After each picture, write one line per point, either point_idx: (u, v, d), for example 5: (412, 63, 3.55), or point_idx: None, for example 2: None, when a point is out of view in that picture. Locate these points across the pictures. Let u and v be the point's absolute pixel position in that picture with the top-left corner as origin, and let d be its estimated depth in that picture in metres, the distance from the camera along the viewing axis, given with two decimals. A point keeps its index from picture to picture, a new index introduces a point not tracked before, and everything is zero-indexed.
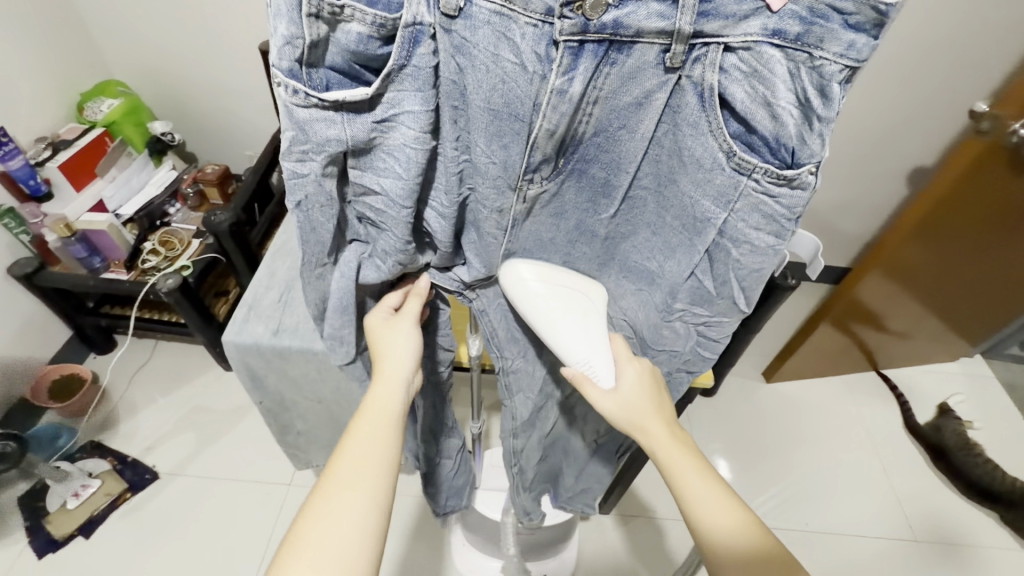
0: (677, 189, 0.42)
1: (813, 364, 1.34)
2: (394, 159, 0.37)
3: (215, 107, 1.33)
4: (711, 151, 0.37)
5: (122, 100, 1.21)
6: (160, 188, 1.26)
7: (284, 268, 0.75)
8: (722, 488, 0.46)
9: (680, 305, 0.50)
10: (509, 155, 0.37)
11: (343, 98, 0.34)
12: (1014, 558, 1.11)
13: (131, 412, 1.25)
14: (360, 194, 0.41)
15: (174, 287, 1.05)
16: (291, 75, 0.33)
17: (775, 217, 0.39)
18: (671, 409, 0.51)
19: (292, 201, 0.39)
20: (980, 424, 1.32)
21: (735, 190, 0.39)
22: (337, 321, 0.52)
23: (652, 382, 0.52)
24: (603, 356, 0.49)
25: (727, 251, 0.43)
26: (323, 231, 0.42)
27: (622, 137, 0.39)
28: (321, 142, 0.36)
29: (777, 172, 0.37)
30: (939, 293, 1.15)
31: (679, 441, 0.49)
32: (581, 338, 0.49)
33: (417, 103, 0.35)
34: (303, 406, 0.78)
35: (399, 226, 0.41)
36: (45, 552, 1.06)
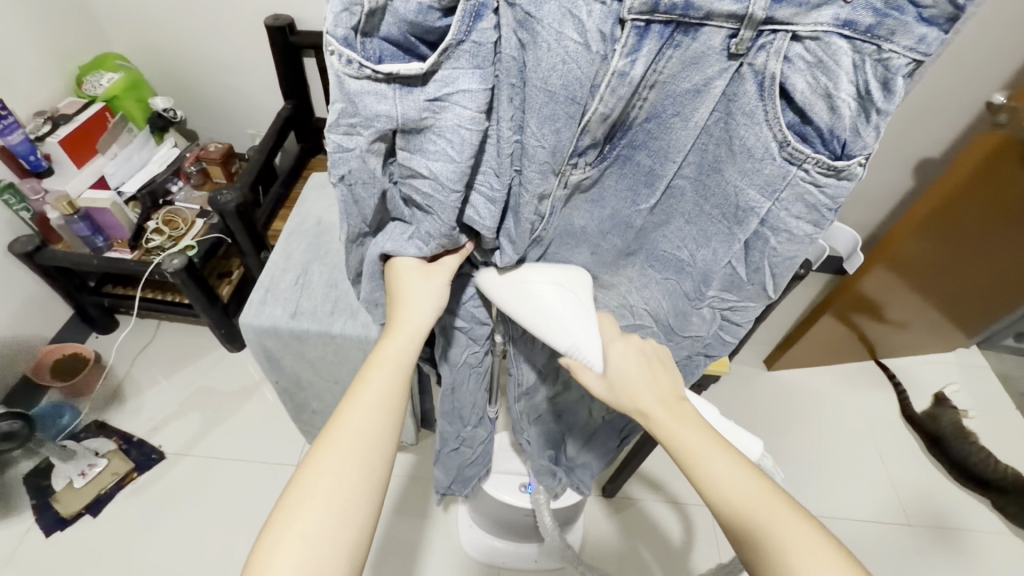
0: (722, 177, 0.41)
1: (814, 353, 1.36)
2: (445, 141, 0.37)
3: (218, 84, 1.30)
4: (764, 141, 0.37)
5: (123, 75, 1.17)
6: (162, 166, 1.24)
7: (300, 251, 0.74)
8: (730, 456, 0.46)
9: (710, 292, 0.51)
10: (560, 139, 0.37)
11: (398, 71, 0.34)
12: (1003, 542, 1.15)
13: (135, 392, 1.25)
14: (408, 175, 0.41)
15: (180, 267, 1.04)
16: (346, 43, 0.34)
17: (817, 208, 0.40)
18: (673, 387, 0.51)
19: (336, 173, 0.41)
20: (975, 413, 1.36)
21: (782, 180, 0.39)
22: (376, 287, 0.54)
23: (644, 361, 0.52)
24: (591, 340, 0.50)
25: (765, 240, 0.44)
26: (365, 205, 0.44)
27: (674, 124, 0.39)
28: (370, 117, 0.37)
29: (828, 163, 0.37)
30: (940, 286, 1.17)
31: (679, 417, 0.48)
32: (566, 321, 0.50)
33: (474, 80, 0.35)
34: (318, 388, 0.78)
35: (448, 210, 0.41)
36: (53, 530, 1.06)
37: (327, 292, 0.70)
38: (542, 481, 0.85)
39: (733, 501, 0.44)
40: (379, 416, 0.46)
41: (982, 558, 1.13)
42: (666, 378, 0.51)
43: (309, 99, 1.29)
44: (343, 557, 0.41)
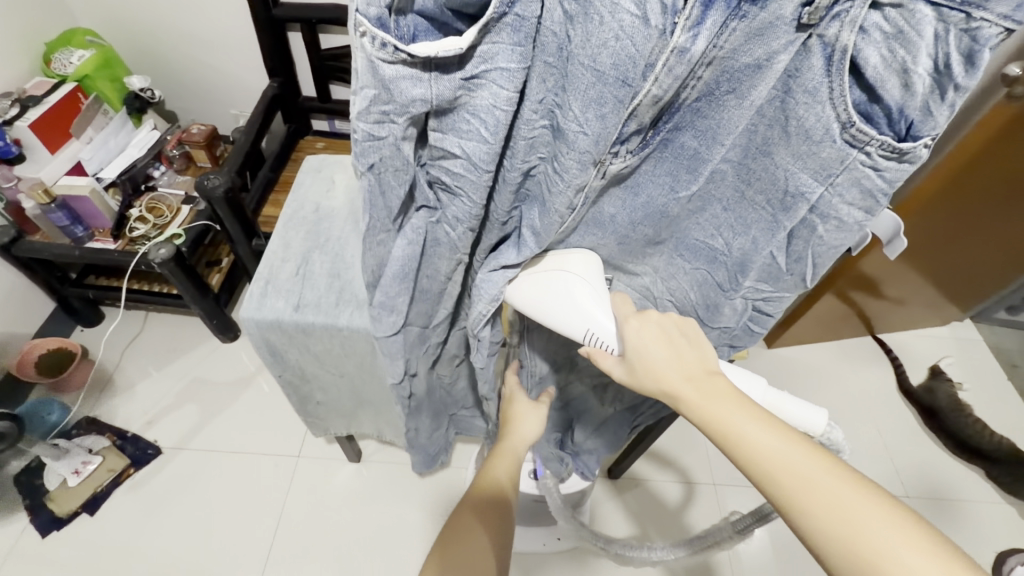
0: (773, 159, 0.44)
1: (814, 331, 1.37)
2: (478, 120, 0.38)
3: (196, 61, 1.22)
4: (826, 121, 0.39)
5: (94, 52, 1.10)
6: (143, 150, 1.17)
7: (298, 239, 0.70)
8: (774, 428, 0.43)
9: (746, 283, 0.55)
10: (605, 126, 0.36)
11: (434, 53, 0.33)
12: (996, 509, 1.18)
13: (126, 386, 1.21)
14: (438, 156, 0.43)
15: (168, 257, 0.99)
16: (378, 23, 0.33)
17: (873, 192, 0.43)
18: (699, 360, 0.47)
19: (366, 162, 0.42)
20: (968, 385, 1.38)
21: (839, 163, 0.41)
22: (397, 292, 0.56)
23: (662, 335, 0.48)
24: (606, 323, 0.51)
25: (813, 229, 0.47)
26: (392, 194, 0.46)
27: (728, 101, 0.39)
28: (405, 103, 0.37)
29: (892, 144, 0.39)
30: (937, 261, 1.18)
31: (710, 394, 0.45)
32: (574, 311, 0.52)
33: (513, 58, 0.35)
34: (324, 381, 0.75)
35: (478, 189, 0.44)
36: (49, 530, 1.03)
37: (331, 282, 0.67)
38: (550, 466, 0.86)
39: (789, 488, 0.40)
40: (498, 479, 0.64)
41: (975, 525, 1.16)
42: (691, 352, 0.48)
43: (295, 77, 1.23)
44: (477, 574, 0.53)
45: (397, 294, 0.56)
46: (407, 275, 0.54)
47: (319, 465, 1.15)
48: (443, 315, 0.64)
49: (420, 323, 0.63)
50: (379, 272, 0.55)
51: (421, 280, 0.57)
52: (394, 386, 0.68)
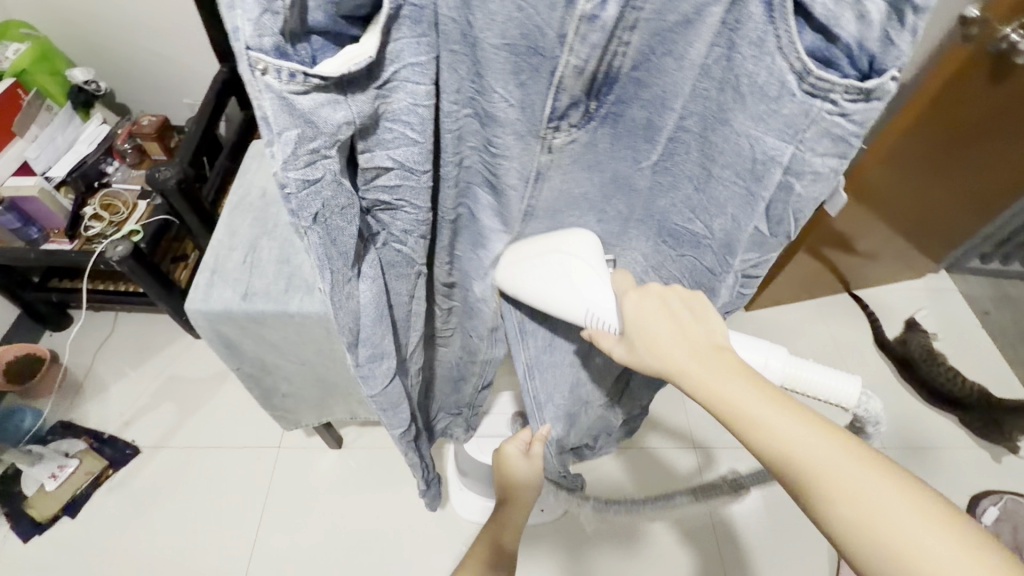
0: (731, 127, 0.42)
1: (788, 292, 1.37)
2: (402, 124, 0.38)
3: (140, 49, 1.17)
4: (779, 73, 0.37)
5: (30, 44, 1.05)
6: (92, 146, 1.13)
7: (246, 227, 0.68)
8: (789, 404, 0.40)
9: (737, 261, 0.52)
10: (526, 94, 0.40)
11: (346, 69, 0.32)
12: (969, 454, 1.21)
13: (99, 388, 1.20)
14: (372, 177, 0.42)
15: (126, 254, 0.96)
16: (278, 54, 0.30)
17: (846, 137, 0.39)
18: (704, 329, 0.45)
19: (309, 214, 0.38)
20: (942, 335, 1.40)
21: (804, 118, 0.39)
22: (381, 332, 0.51)
23: (662, 306, 0.47)
24: (607, 305, 0.52)
25: (791, 188, 0.43)
26: (346, 237, 0.42)
27: (668, 63, 0.40)
28: (333, 132, 0.35)
29: (858, 85, 0.36)
30: (905, 210, 1.17)
31: (720, 369, 0.42)
32: (569, 293, 0.54)
33: (421, 51, 0.35)
34: (288, 371, 0.74)
35: (420, 192, 0.44)
36: (31, 535, 1.03)
37: (280, 270, 0.65)
38: None
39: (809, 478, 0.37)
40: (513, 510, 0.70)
41: (950, 471, 1.19)
42: (699, 327, 0.45)
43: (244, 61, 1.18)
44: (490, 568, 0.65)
45: (383, 336, 0.52)
46: (385, 313, 0.51)
47: (301, 453, 1.15)
48: (416, 343, 0.63)
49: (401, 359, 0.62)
50: (358, 330, 0.50)
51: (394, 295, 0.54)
52: (400, 435, 0.67)
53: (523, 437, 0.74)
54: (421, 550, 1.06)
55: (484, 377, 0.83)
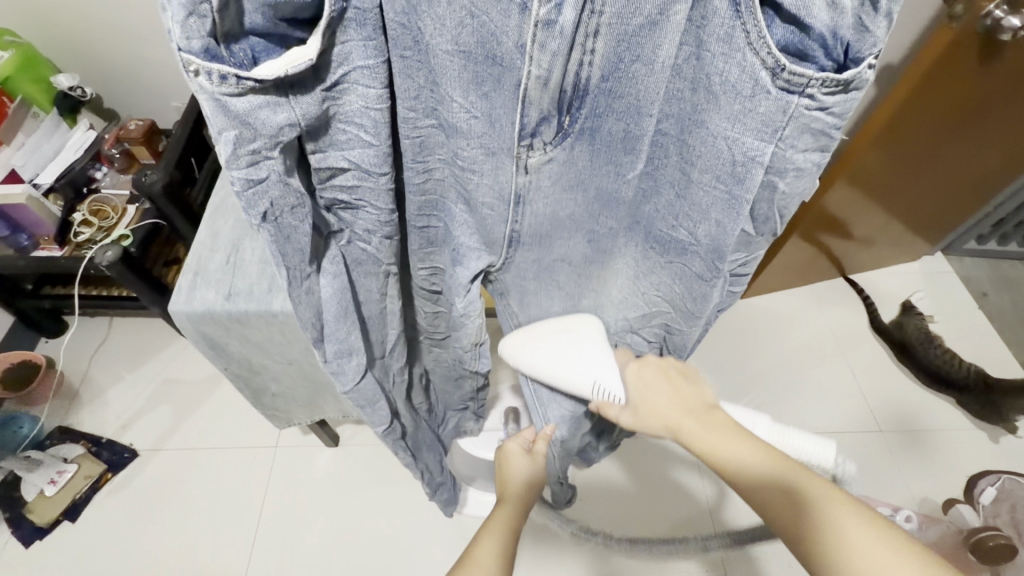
0: (707, 128, 0.42)
1: (782, 278, 1.36)
2: (355, 126, 0.39)
3: (121, 52, 1.14)
4: (751, 69, 0.37)
5: (12, 52, 1.03)
6: (78, 152, 1.12)
7: (228, 228, 0.68)
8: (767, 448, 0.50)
9: (727, 263, 0.52)
10: (491, 106, 0.40)
11: (285, 70, 0.32)
12: (968, 436, 1.21)
13: (96, 393, 1.20)
14: (327, 177, 0.42)
15: (116, 259, 0.94)
16: (209, 56, 0.30)
17: (825, 130, 0.41)
18: (698, 397, 0.57)
19: (257, 213, 0.38)
20: (939, 317, 1.39)
21: (782, 115, 0.39)
22: (348, 330, 0.52)
23: (663, 375, 0.60)
24: (610, 377, 0.62)
25: (774, 187, 0.45)
26: (300, 235, 0.42)
27: (638, 69, 0.39)
28: (274, 133, 0.35)
29: (833, 78, 0.37)
30: (900, 195, 1.17)
31: (708, 422, 0.54)
32: (583, 364, 0.63)
33: (368, 55, 0.35)
34: (275, 370, 0.75)
35: (379, 193, 0.44)
36: (32, 540, 1.04)
37: (262, 269, 0.65)
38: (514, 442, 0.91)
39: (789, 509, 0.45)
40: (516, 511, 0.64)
41: (948, 452, 1.19)
42: (691, 392, 0.58)
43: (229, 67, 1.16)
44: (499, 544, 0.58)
45: (348, 334, 0.53)
46: (349, 310, 0.51)
47: (298, 451, 1.16)
48: (395, 338, 0.63)
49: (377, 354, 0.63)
50: (321, 324, 0.51)
51: (360, 294, 0.54)
52: (382, 431, 0.70)
53: (525, 436, 0.76)
54: (418, 545, 1.07)
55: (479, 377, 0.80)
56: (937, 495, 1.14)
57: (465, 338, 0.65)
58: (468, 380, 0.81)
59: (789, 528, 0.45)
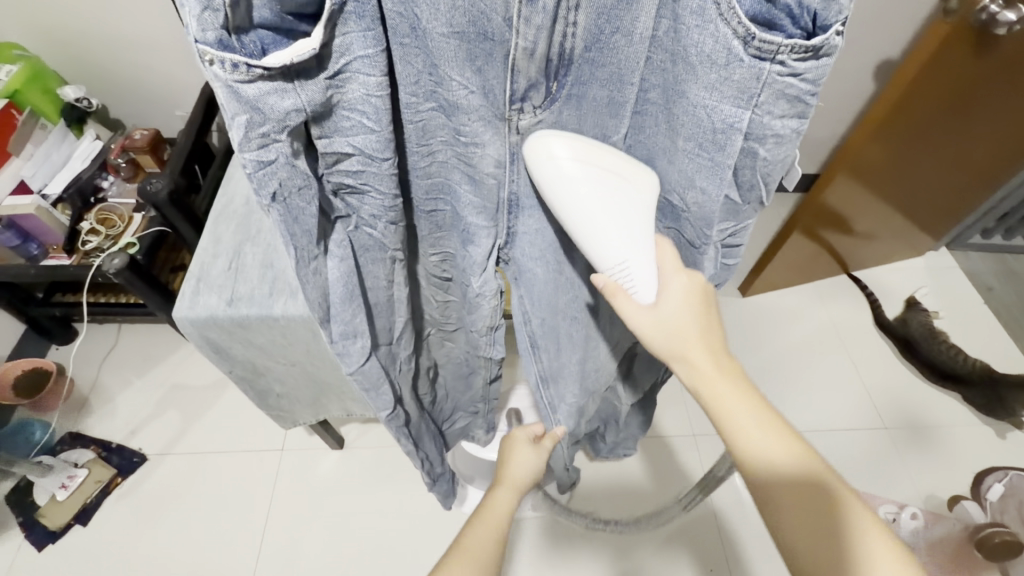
0: (688, 99, 0.42)
1: (787, 274, 1.36)
2: (358, 114, 0.39)
3: (126, 63, 1.16)
4: (724, 40, 0.37)
5: (21, 66, 1.05)
6: (86, 161, 1.15)
7: (230, 233, 0.70)
8: (771, 417, 0.46)
9: (714, 232, 0.51)
10: (486, 80, 0.41)
11: (290, 61, 0.33)
12: (974, 431, 1.20)
13: (106, 398, 1.22)
14: (333, 162, 0.43)
15: (122, 266, 0.96)
16: (222, 47, 0.31)
17: (800, 97, 0.39)
18: (718, 335, 0.49)
19: (267, 192, 0.40)
20: (944, 313, 1.38)
21: (756, 82, 0.38)
22: (354, 313, 0.54)
23: (698, 294, 0.49)
24: (641, 264, 0.47)
25: (755, 154, 0.43)
26: (306, 216, 0.43)
27: (618, 41, 0.40)
28: (281, 118, 0.36)
29: (802, 44, 0.36)
30: (904, 185, 1.15)
31: (727, 376, 0.47)
32: (615, 235, 0.46)
33: (368, 45, 0.35)
34: (278, 372, 0.76)
35: (383, 179, 0.44)
36: (45, 544, 1.06)
37: (263, 273, 0.66)
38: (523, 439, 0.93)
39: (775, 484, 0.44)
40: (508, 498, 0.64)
41: (954, 450, 1.18)
42: (714, 325, 0.49)
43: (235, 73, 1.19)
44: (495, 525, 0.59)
45: (354, 316, 0.54)
46: (354, 293, 0.52)
47: (304, 454, 1.17)
48: (402, 324, 0.64)
49: (385, 340, 0.64)
50: (327, 305, 0.52)
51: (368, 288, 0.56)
52: (384, 416, 0.70)
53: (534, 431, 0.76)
54: (422, 546, 1.07)
55: (487, 377, 0.83)
56: (942, 492, 1.13)
57: (480, 322, 0.66)
58: (479, 372, 0.82)
59: (773, 497, 0.44)
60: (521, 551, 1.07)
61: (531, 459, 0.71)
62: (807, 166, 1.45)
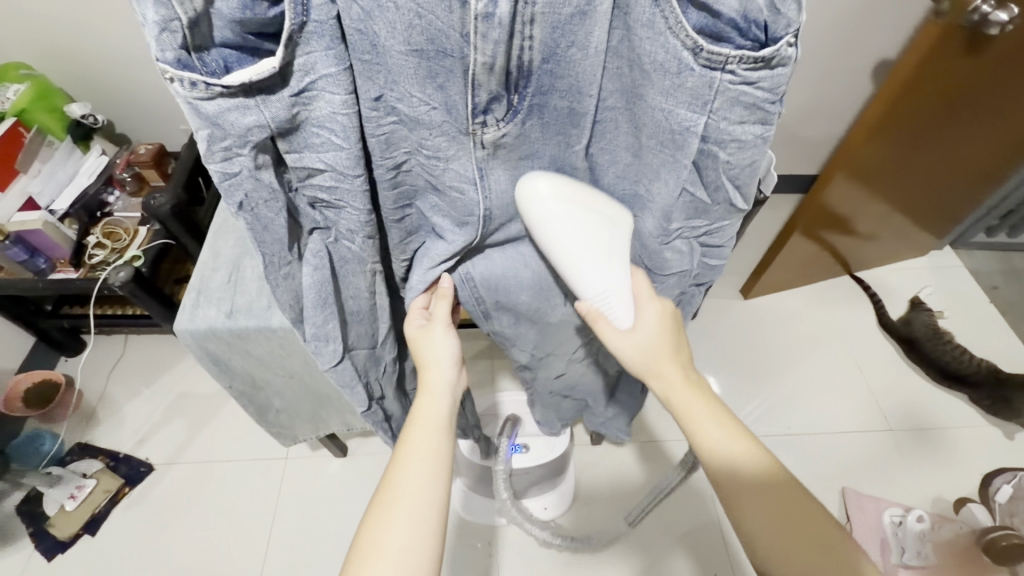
0: (647, 103, 0.43)
1: (789, 276, 1.35)
2: (327, 131, 0.40)
3: (129, 80, 1.18)
4: (674, 51, 0.38)
5: (28, 84, 1.07)
6: (92, 177, 1.17)
7: (229, 247, 0.71)
8: (733, 427, 0.52)
9: (676, 224, 0.53)
10: (449, 95, 0.40)
11: (250, 79, 0.34)
12: (981, 433, 1.19)
13: (113, 409, 1.24)
14: (305, 176, 0.44)
15: (127, 279, 0.97)
16: (181, 66, 0.33)
17: (758, 105, 0.40)
18: (684, 353, 0.56)
19: (233, 202, 0.42)
20: (949, 313, 1.37)
21: (709, 89, 0.40)
22: (326, 319, 0.55)
23: (671, 321, 0.56)
24: (622, 292, 0.53)
25: (715, 156, 0.45)
26: (275, 226, 0.45)
27: (575, 54, 0.40)
28: (242, 133, 0.37)
29: (752, 55, 0.37)
30: (903, 184, 1.14)
31: (693, 388, 0.54)
32: (599, 270, 0.52)
33: (331, 63, 0.37)
34: (278, 384, 0.77)
35: (356, 195, 0.45)
36: (54, 554, 1.07)
37: (261, 286, 0.68)
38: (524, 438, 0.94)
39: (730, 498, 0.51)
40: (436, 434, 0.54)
41: (961, 450, 1.17)
42: (682, 343, 0.56)
43: None
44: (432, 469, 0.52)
45: (326, 322, 0.55)
46: (327, 298, 0.53)
47: (308, 462, 1.18)
48: (387, 330, 0.65)
49: (366, 345, 0.64)
50: (300, 306, 0.54)
51: (348, 301, 0.57)
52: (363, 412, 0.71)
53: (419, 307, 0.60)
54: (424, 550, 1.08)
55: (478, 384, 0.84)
56: (949, 493, 1.12)
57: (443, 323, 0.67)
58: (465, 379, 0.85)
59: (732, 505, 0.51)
60: (523, 555, 1.07)
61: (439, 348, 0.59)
62: (805, 167, 1.45)
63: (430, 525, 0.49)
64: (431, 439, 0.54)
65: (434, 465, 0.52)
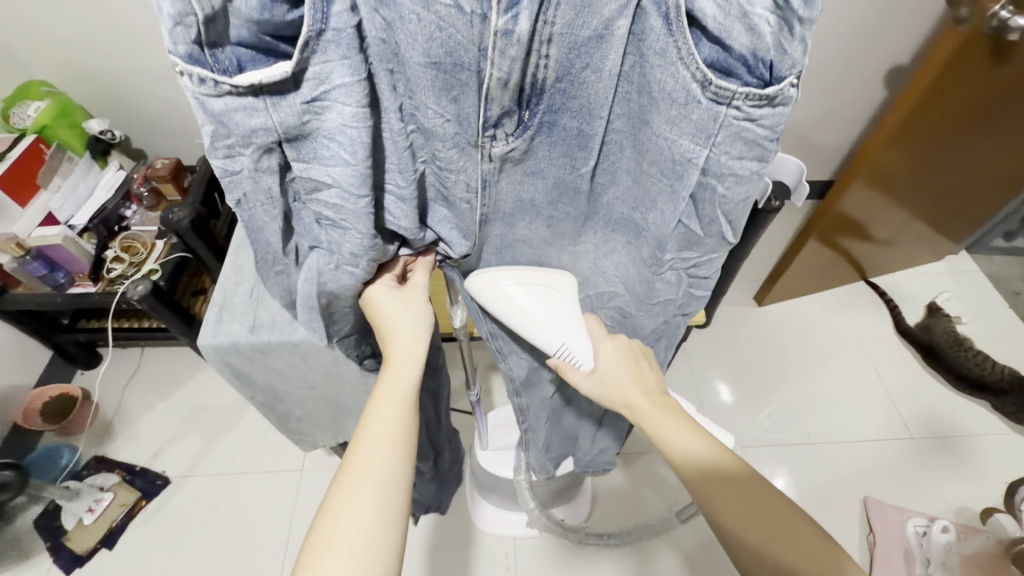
0: (652, 130, 0.43)
1: (803, 282, 1.34)
2: (336, 143, 0.37)
3: (148, 96, 1.20)
4: (684, 82, 0.38)
5: (49, 101, 1.09)
6: (111, 192, 1.18)
7: (250, 262, 0.72)
8: (703, 437, 0.52)
9: (669, 256, 0.53)
10: (462, 108, 0.38)
11: (260, 80, 0.33)
12: (1005, 440, 1.17)
13: (129, 422, 1.24)
14: (311, 189, 0.41)
15: (146, 293, 0.98)
16: (192, 61, 0.32)
17: (758, 141, 0.40)
18: (657, 382, 0.58)
19: (233, 199, 0.41)
20: (968, 319, 1.35)
21: (713, 123, 0.40)
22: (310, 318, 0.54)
23: (631, 355, 0.59)
24: (579, 339, 0.57)
25: (713, 189, 0.45)
26: (268, 230, 0.45)
27: (588, 77, 0.40)
28: (246, 134, 0.36)
29: (757, 93, 0.37)
30: (920, 187, 1.12)
31: (660, 408, 0.55)
32: (556, 326, 0.56)
33: (347, 73, 0.34)
34: (299, 396, 0.77)
35: (360, 217, 0.41)
36: (72, 568, 1.06)
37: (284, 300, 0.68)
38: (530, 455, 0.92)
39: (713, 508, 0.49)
40: (401, 414, 0.50)
41: (985, 458, 1.15)
42: (649, 373, 0.58)
43: None
44: (393, 449, 0.48)
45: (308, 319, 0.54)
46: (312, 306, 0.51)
47: (324, 474, 1.18)
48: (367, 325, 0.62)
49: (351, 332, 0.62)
50: (288, 296, 0.54)
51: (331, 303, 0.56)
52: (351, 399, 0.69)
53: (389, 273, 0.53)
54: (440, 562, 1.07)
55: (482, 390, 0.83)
56: (975, 503, 1.10)
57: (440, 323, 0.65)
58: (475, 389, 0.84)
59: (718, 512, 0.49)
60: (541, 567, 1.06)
61: (404, 314, 0.53)
62: (819, 173, 1.45)
63: (395, 509, 0.45)
64: (393, 418, 0.50)
65: (393, 445, 0.48)
